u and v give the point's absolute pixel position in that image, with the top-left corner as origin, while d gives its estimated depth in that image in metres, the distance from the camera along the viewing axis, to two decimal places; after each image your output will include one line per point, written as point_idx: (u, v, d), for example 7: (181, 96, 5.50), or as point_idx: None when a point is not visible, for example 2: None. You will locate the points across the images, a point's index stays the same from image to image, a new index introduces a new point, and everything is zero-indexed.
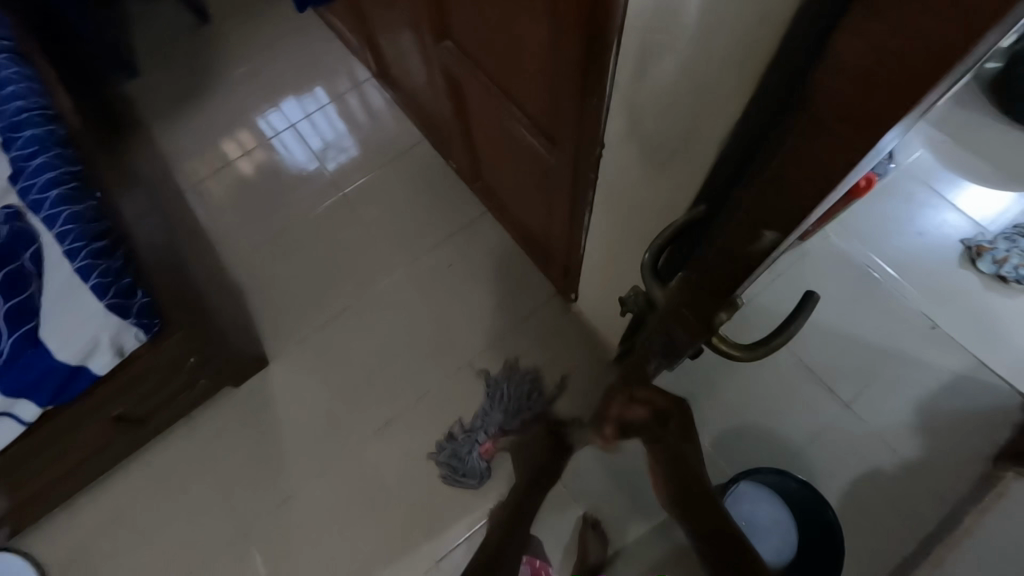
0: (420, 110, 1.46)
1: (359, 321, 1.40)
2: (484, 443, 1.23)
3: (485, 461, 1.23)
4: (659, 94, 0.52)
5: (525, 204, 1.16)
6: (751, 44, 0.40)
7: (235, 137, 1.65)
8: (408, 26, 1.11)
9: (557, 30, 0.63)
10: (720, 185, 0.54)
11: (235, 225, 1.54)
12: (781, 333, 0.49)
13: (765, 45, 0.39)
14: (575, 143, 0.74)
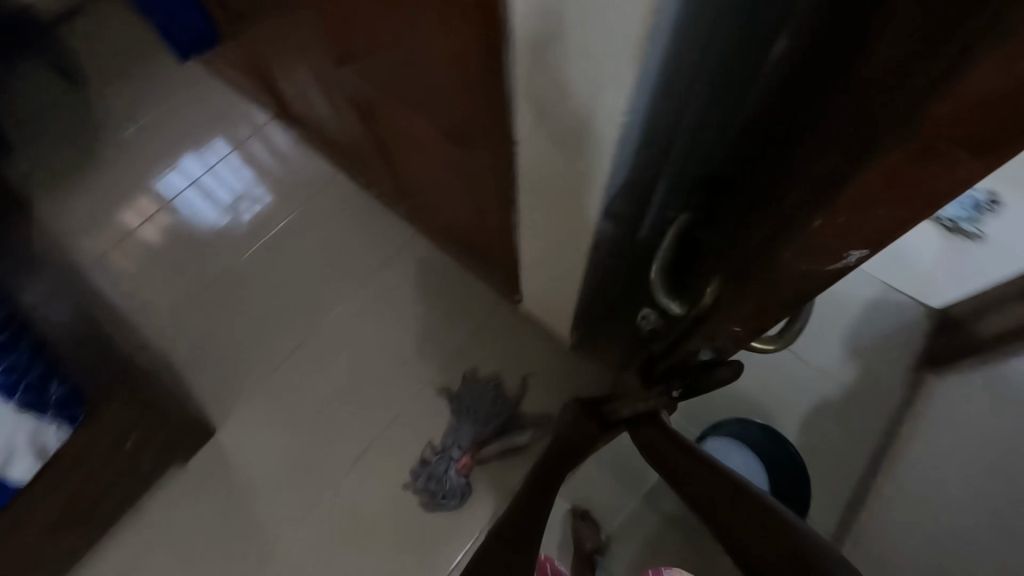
0: (329, 142, 1.43)
1: (306, 367, 1.35)
2: (462, 458, 1.23)
3: (463, 476, 1.22)
4: (558, 81, 0.55)
5: (455, 215, 1.17)
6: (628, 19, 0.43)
7: (134, 203, 1.55)
8: (302, 61, 1.10)
9: (453, 37, 0.65)
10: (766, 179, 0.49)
11: (151, 295, 1.44)
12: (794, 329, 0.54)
13: (639, 18, 0.43)
14: (493, 142, 0.76)
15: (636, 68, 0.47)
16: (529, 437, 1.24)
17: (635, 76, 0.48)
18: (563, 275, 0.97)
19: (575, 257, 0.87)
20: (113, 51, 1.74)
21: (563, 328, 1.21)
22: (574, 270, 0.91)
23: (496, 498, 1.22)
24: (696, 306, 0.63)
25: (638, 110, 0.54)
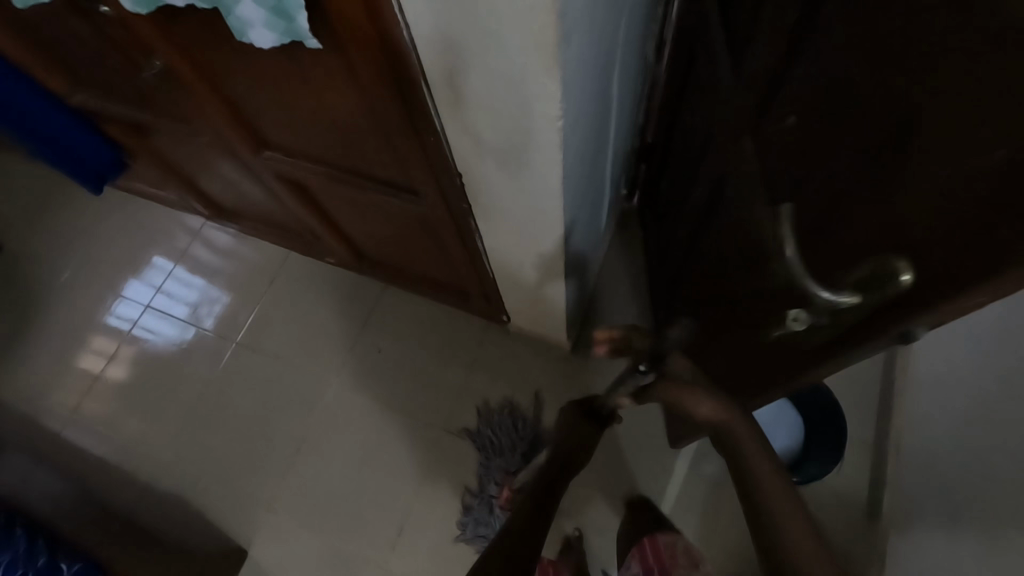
0: (272, 226, 1.40)
1: (318, 452, 1.30)
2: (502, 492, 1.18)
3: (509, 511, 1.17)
4: (482, 106, 0.55)
5: (419, 259, 1.15)
6: (533, 32, 0.43)
7: (91, 347, 1.48)
8: (221, 157, 1.07)
9: (367, 94, 0.64)
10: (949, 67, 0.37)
11: (139, 432, 1.38)
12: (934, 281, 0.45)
13: (543, 28, 0.43)
14: (437, 181, 0.75)
15: (556, 76, 0.47)
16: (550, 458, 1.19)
17: (557, 83, 0.48)
18: (543, 285, 0.96)
19: (550, 266, 0.86)
20: (25, 204, 1.67)
21: (558, 333, 1.20)
22: (554, 277, 0.91)
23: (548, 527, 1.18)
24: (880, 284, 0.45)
25: (570, 113, 0.54)
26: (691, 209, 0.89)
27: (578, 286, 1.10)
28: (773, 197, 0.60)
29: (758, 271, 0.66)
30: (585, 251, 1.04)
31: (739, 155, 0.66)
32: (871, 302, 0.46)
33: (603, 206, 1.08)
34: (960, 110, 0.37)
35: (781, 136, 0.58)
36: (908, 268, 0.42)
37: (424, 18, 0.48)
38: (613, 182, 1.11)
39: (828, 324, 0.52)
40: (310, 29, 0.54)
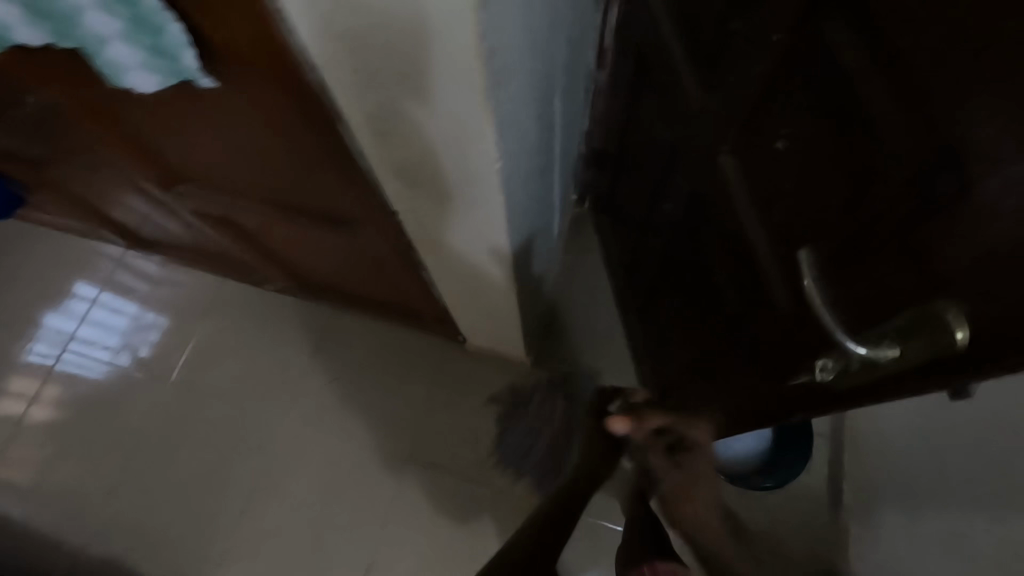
0: (201, 255, 1.28)
1: (273, 494, 1.22)
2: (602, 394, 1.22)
3: None
4: (413, 144, 0.49)
5: (365, 286, 1.07)
6: (459, 74, 0.40)
7: (8, 389, 1.33)
8: (131, 191, 0.96)
9: (283, 135, 0.58)
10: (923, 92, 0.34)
11: (70, 489, 1.25)
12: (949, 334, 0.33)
13: (469, 72, 0.39)
14: (372, 217, 0.69)
15: (489, 114, 0.42)
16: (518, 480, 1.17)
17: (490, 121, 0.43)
18: (496, 309, 0.91)
19: (501, 293, 0.81)
20: None
21: (518, 350, 1.16)
22: (507, 303, 0.86)
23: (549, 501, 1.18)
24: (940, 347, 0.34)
25: (512, 149, 0.50)
26: (664, 223, 0.86)
27: (533, 302, 1.05)
28: (767, 222, 0.54)
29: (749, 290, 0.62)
30: (538, 268, 1.00)
31: (721, 176, 0.62)
32: (917, 359, 0.35)
33: (554, 219, 1.04)
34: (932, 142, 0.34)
35: (765, 157, 0.53)
36: (965, 320, 0.32)
37: (334, 55, 0.43)
38: (563, 192, 1.07)
39: (857, 380, 0.41)
40: (198, 67, 0.47)
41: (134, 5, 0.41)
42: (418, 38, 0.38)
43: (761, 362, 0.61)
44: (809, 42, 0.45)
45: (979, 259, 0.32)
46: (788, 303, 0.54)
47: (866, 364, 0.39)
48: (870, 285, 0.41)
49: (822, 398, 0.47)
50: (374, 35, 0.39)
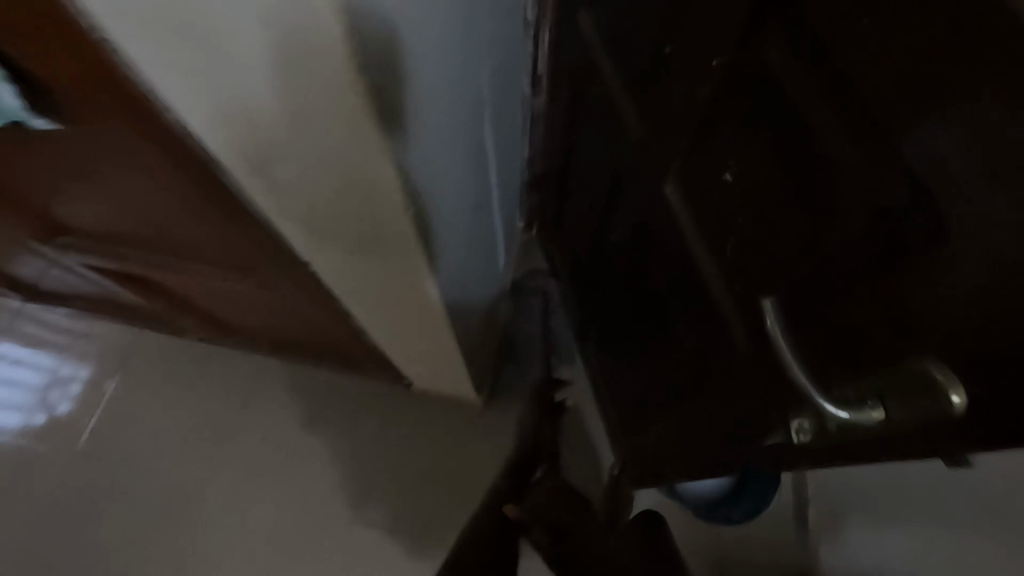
0: (108, 305, 1.15)
1: (198, 570, 1.10)
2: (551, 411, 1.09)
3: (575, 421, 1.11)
4: (309, 194, 0.44)
5: (294, 333, 0.97)
6: (348, 116, 0.35)
7: None
8: (10, 244, 0.85)
9: (169, 176, 0.51)
10: (854, 111, 0.32)
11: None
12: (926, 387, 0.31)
13: (357, 113, 0.35)
14: (282, 264, 0.62)
15: (391, 159, 0.39)
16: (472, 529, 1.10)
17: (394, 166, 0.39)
18: (434, 353, 0.84)
19: (437, 337, 0.75)
20: None
21: (465, 390, 1.09)
22: (447, 346, 0.80)
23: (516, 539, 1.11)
24: (925, 402, 0.31)
25: (425, 192, 0.46)
26: (614, 252, 0.82)
27: (480, 340, 0.99)
28: (720, 258, 0.51)
29: (700, 316, 0.59)
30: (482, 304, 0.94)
31: (667, 208, 0.59)
32: (904, 417, 0.33)
33: (499, 249, 1.00)
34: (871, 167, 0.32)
35: (715, 192, 0.49)
36: (945, 378, 0.30)
37: (194, 101, 0.37)
38: (506, 221, 1.02)
39: (839, 441, 0.39)
40: (21, 102, 0.44)
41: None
42: (290, 82, 0.33)
43: (724, 405, 0.57)
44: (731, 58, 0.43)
45: (955, 318, 0.29)
46: (749, 346, 0.51)
47: (847, 425, 0.37)
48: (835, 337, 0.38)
49: (796, 459, 0.45)
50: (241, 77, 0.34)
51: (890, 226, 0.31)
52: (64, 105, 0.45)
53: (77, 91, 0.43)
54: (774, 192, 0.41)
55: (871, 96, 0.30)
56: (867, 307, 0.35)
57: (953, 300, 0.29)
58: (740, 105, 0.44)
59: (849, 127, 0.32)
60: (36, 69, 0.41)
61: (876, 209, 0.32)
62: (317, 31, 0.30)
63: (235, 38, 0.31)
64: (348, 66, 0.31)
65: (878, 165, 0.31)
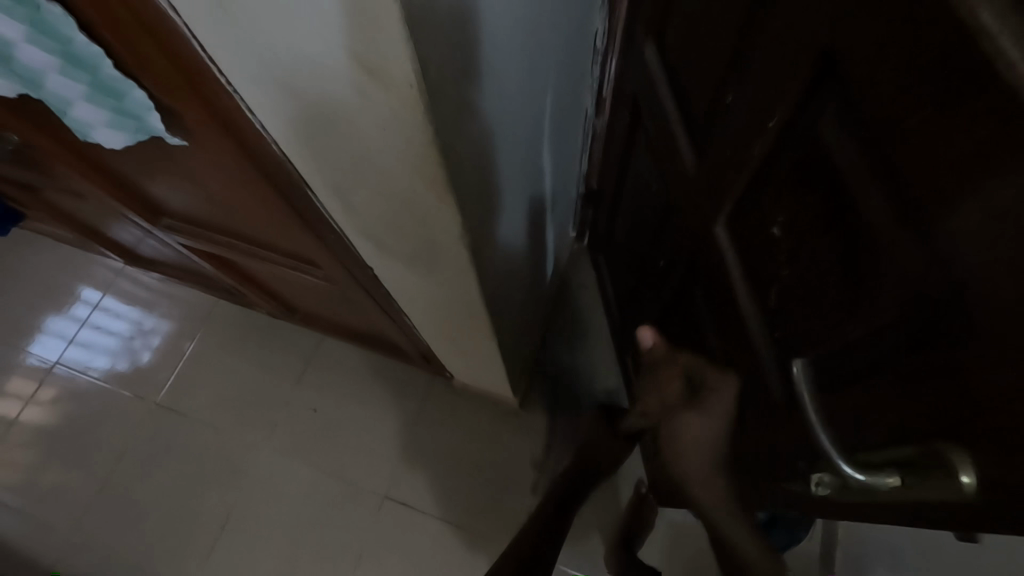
0: (193, 276, 1.29)
1: (245, 522, 1.20)
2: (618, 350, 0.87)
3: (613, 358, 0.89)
4: (379, 211, 0.51)
5: (350, 320, 1.06)
6: (417, 165, 0.41)
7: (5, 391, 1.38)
8: (122, 218, 0.98)
9: (259, 183, 0.59)
10: (883, 187, 0.34)
11: (47, 500, 1.26)
12: (940, 462, 0.32)
13: (426, 164, 0.40)
14: (345, 261, 0.70)
15: (448, 201, 0.44)
16: (495, 520, 1.15)
17: (449, 206, 0.45)
18: (473, 353, 0.90)
19: (477, 340, 0.81)
20: None
21: (500, 389, 1.14)
22: (486, 349, 0.85)
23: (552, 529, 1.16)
24: (942, 475, 0.32)
25: (474, 224, 0.52)
26: (660, 280, 0.84)
27: (519, 345, 1.03)
28: (763, 305, 0.52)
29: (729, 350, 0.62)
30: (523, 311, 0.98)
31: (715, 247, 0.60)
32: (919, 488, 0.34)
33: (547, 258, 1.05)
34: (894, 241, 0.34)
35: (763, 242, 0.51)
36: (961, 459, 0.31)
37: (297, 129, 0.44)
38: (555, 235, 1.06)
39: (859, 499, 0.39)
40: (163, 126, 0.54)
41: (98, 75, 0.48)
42: (377, 135, 0.40)
43: (751, 442, 0.58)
44: (765, 119, 0.45)
45: (961, 392, 0.31)
46: (775, 391, 0.52)
47: (865, 490, 0.38)
48: (869, 403, 0.39)
49: (822, 509, 0.45)
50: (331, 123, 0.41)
51: (913, 293, 0.33)
52: (182, 120, 0.53)
53: (197, 116, 0.51)
54: (813, 246, 0.43)
55: (918, 187, 0.31)
56: (893, 366, 0.37)
57: (959, 377, 0.31)
58: (780, 164, 0.46)
59: (875, 202, 0.35)
60: (170, 96, 0.50)
61: (897, 278, 0.35)
62: (400, 106, 0.35)
63: (337, 97, 0.38)
64: (419, 131, 0.37)
65: (896, 237, 0.34)
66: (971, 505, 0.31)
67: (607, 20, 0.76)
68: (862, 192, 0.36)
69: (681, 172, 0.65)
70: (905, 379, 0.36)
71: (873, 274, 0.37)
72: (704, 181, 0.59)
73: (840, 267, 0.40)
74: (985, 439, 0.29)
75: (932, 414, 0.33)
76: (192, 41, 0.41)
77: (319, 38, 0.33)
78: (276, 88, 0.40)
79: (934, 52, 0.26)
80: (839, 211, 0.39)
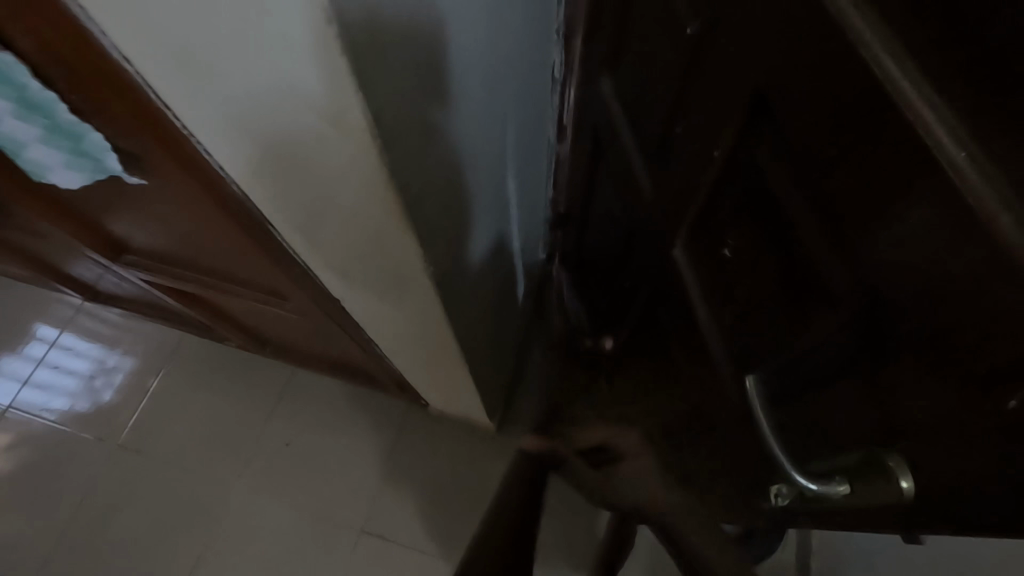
0: (157, 311, 1.26)
1: (216, 565, 1.15)
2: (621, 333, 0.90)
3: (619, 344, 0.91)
4: (343, 245, 0.51)
5: (321, 350, 1.05)
6: (377, 202, 0.42)
7: None
8: (83, 256, 0.96)
9: (222, 218, 0.59)
10: (814, 213, 0.36)
11: None
12: (883, 465, 0.33)
13: (386, 200, 0.41)
14: (312, 292, 0.70)
15: (410, 234, 0.45)
16: None
17: (411, 239, 0.46)
18: (445, 379, 0.90)
19: (448, 366, 0.81)
20: None
21: (476, 413, 1.13)
22: (458, 374, 0.86)
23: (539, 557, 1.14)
24: (884, 477, 0.33)
25: (439, 255, 0.53)
26: (627, 299, 0.86)
27: (493, 369, 1.03)
28: (721, 323, 0.54)
29: (694, 366, 0.63)
30: (497, 334, 0.99)
31: (675, 267, 0.62)
32: (864, 494, 0.34)
33: (518, 281, 1.06)
34: (828, 261, 0.36)
35: (717, 262, 0.53)
36: (903, 462, 0.32)
37: (257, 169, 0.45)
38: (525, 258, 1.07)
39: (816, 507, 0.40)
40: (122, 166, 0.55)
41: (56, 119, 0.48)
42: (335, 173, 0.41)
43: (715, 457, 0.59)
44: (709, 145, 0.48)
45: (897, 401, 0.33)
46: (738, 408, 0.53)
47: (819, 499, 0.38)
48: (819, 415, 0.41)
49: (787, 517, 0.46)
50: (289, 162, 0.42)
51: (847, 307, 0.36)
52: (140, 160, 0.53)
53: (154, 156, 0.51)
54: (762, 267, 0.45)
55: (844, 212, 0.33)
56: (836, 379, 0.39)
57: (894, 387, 0.33)
58: (724, 188, 0.49)
59: (809, 226, 0.37)
60: (124, 137, 0.50)
61: (835, 296, 0.37)
62: (359, 145, 0.36)
63: (294, 138, 0.38)
64: (379, 169, 0.38)
65: (830, 257, 0.36)
66: (919, 505, 0.32)
67: (565, 52, 0.79)
68: (798, 217, 0.38)
69: (641, 195, 0.67)
70: (849, 391, 0.37)
71: (817, 292, 0.39)
72: (662, 206, 0.62)
73: (788, 286, 0.42)
74: (923, 442, 0.31)
75: (876, 422, 0.35)
76: (144, 85, 0.41)
77: (276, 82, 0.34)
78: (232, 131, 0.41)
79: (852, 89, 0.29)
80: (781, 234, 0.42)
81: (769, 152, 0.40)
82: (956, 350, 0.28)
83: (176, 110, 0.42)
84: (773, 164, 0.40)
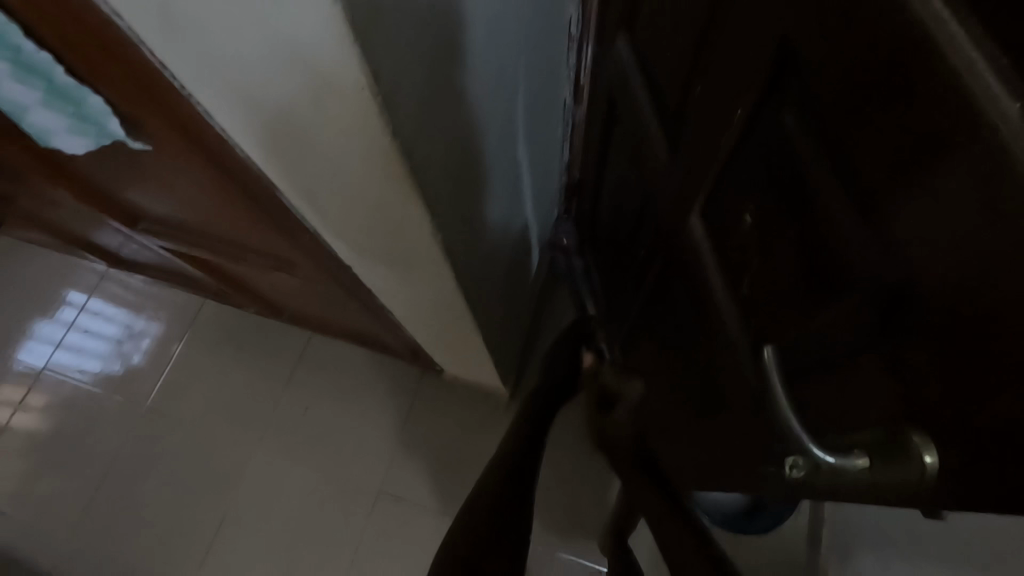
0: (177, 278, 1.28)
1: (242, 521, 1.21)
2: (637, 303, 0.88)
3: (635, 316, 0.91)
4: (351, 215, 0.51)
5: (337, 317, 1.06)
6: (380, 168, 0.41)
7: None
8: (103, 225, 0.98)
9: (230, 186, 0.59)
10: (840, 180, 0.34)
11: (42, 507, 1.26)
12: (905, 442, 0.32)
13: (389, 165, 0.40)
14: (324, 261, 0.69)
15: (416, 201, 0.44)
16: None
17: (417, 207, 0.45)
18: (458, 348, 0.90)
19: (460, 334, 0.81)
20: None
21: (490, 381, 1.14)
22: (472, 343, 0.86)
23: (551, 519, 1.16)
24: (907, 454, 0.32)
25: (448, 223, 0.52)
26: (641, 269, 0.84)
27: (507, 338, 1.03)
28: (737, 294, 0.53)
29: (707, 338, 0.62)
30: (511, 302, 0.98)
31: (691, 236, 0.60)
32: (882, 471, 0.34)
33: (531, 250, 1.05)
34: (853, 231, 0.34)
35: (736, 232, 0.51)
36: (926, 441, 0.31)
37: (259, 136, 0.44)
38: (538, 226, 1.05)
39: (828, 485, 0.40)
40: (125, 131, 0.54)
41: (53, 81, 0.47)
42: (337, 139, 0.39)
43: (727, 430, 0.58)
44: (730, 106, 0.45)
45: (922, 378, 0.31)
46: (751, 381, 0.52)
47: (835, 472, 0.37)
48: (835, 390, 0.39)
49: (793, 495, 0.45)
50: (290, 128, 0.41)
51: (873, 279, 0.34)
52: (145, 126, 0.53)
53: (157, 123, 0.51)
54: (782, 237, 0.43)
55: (872, 178, 0.31)
56: (857, 355, 0.37)
57: (918, 364, 0.31)
58: (744, 153, 0.46)
59: (835, 193, 0.35)
60: (126, 102, 0.49)
61: (859, 268, 0.35)
62: (359, 107, 0.35)
63: (294, 102, 0.37)
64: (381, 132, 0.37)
65: (855, 226, 0.34)
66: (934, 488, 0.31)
67: (580, 7, 0.75)
68: (823, 183, 0.36)
69: (657, 160, 0.65)
70: (870, 369, 0.36)
71: (838, 264, 0.37)
72: (679, 171, 0.59)
73: (808, 257, 0.40)
74: (947, 420, 0.30)
75: (897, 399, 0.33)
76: (143, 47, 0.40)
77: (270, 41, 0.32)
78: (232, 96, 0.40)
79: (887, 42, 0.26)
80: (804, 201, 0.39)
81: (794, 114, 0.38)
82: (989, 323, 0.26)
83: (176, 74, 0.41)
84: (798, 126, 0.38)
